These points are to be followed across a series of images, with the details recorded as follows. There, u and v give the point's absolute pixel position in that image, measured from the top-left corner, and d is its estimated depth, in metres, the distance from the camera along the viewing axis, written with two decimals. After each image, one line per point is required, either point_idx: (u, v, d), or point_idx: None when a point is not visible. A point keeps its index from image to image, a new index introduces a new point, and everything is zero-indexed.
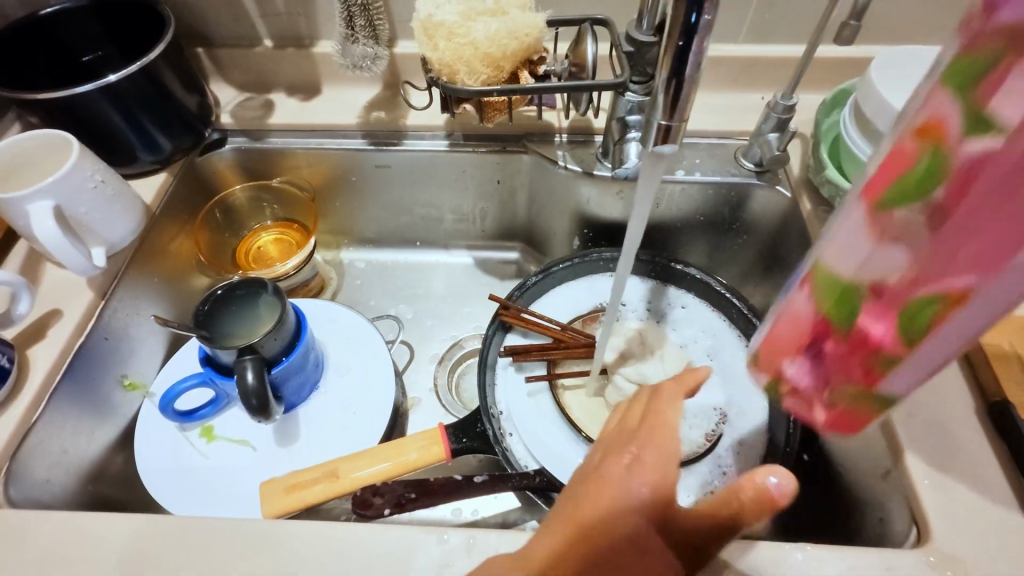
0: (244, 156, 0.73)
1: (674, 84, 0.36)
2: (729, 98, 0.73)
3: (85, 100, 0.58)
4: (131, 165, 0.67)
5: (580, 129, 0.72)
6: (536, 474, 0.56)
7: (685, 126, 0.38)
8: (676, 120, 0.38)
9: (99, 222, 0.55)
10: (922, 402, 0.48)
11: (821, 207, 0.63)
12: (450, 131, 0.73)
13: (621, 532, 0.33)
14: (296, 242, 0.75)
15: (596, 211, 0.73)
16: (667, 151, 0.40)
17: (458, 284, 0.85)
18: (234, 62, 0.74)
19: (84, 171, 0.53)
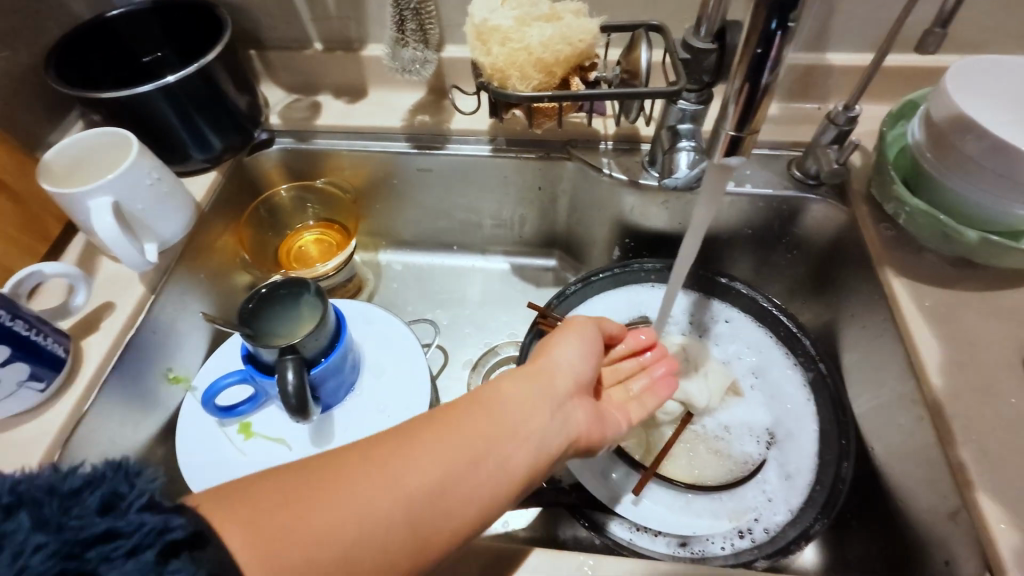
0: (290, 156, 0.74)
1: (747, 92, 0.35)
2: (783, 107, 0.71)
3: (144, 100, 0.60)
4: (183, 164, 0.68)
5: (625, 136, 0.71)
6: (573, 489, 0.58)
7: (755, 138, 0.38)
8: (745, 131, 0.37)
9: (153, 219, 0.57)
10: (998, 437, 0.45)
11: (882, 224, 0.60)
12: (493, 137, 0.72)
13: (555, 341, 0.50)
14: (336, 243, 0.76)
15: (638, 220, 0.72)
16: (734, 161, 0.39)
17: (493, 289, 0.84)
18: (284, 64, 0.75)
19: (142, 168, 0.54)
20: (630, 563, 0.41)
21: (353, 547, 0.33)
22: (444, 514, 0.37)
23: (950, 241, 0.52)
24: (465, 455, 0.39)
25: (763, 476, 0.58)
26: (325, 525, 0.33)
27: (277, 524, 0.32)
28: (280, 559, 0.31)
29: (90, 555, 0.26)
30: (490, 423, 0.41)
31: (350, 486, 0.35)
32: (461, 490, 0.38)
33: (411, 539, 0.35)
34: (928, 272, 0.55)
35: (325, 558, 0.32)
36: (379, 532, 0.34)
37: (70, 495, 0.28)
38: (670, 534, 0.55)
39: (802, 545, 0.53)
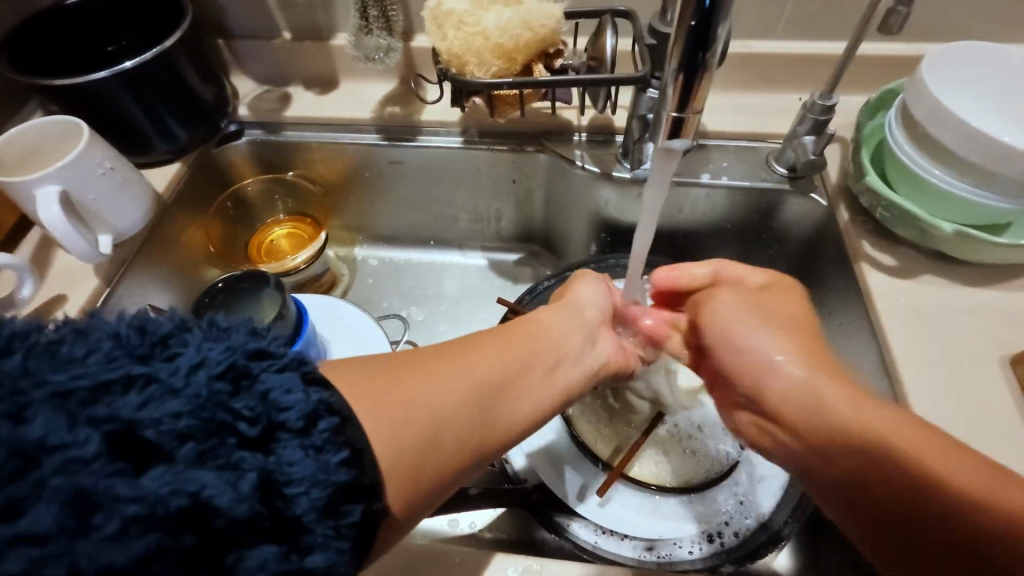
0: (259, 148, 0.73)
1: (684, 74, 0.35)
2: (763, 99, 0.69)
3: (99, 88, 0.58)
4: (146, 155, 0.67)
5: (600, 127, 0.69)
6: (537, 489, 0.56)
7: (699, 119, 0.38)
8: (689, 111, 0.37)
9: (107, 209, 0.55)
10: (970, 439, 0.43)
11: (859, 218, 0.58)
12: (465, 128, 0.71)
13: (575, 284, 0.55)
14: (307, 237, 0.75)
15: (613, 214, 0.70)
16: (677, 145, 0.38)
17: (469, 285, 0.82)
18: (253, 54, 0.74)
19: (93, 157, 0.53)
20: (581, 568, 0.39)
21: (438, 417, 0.36)
22: (505, 404, 0.40)
23: (926, 235, 0.50)
24: (522, 359, 0.43)
25: (735, 477, 0.56)
26: (419, 393, 0.36)
27: (381, 387, 0.35)
28: (385, 415, 0.33)
29: (253, 364, 0.28)
30: (542, 336, 0.46)
31: (433, 368, 0.38)
32: (519, 387, 0.41)
33: (483, 422, 0.38)
34: (905, 267, 0.53)
35: (418, 423, 0.35)
36: (461, 406, 0.37)
37: (223, 327, 0.29)
38: (637, 538, 0.53)
39: (772, 550, 0.52)
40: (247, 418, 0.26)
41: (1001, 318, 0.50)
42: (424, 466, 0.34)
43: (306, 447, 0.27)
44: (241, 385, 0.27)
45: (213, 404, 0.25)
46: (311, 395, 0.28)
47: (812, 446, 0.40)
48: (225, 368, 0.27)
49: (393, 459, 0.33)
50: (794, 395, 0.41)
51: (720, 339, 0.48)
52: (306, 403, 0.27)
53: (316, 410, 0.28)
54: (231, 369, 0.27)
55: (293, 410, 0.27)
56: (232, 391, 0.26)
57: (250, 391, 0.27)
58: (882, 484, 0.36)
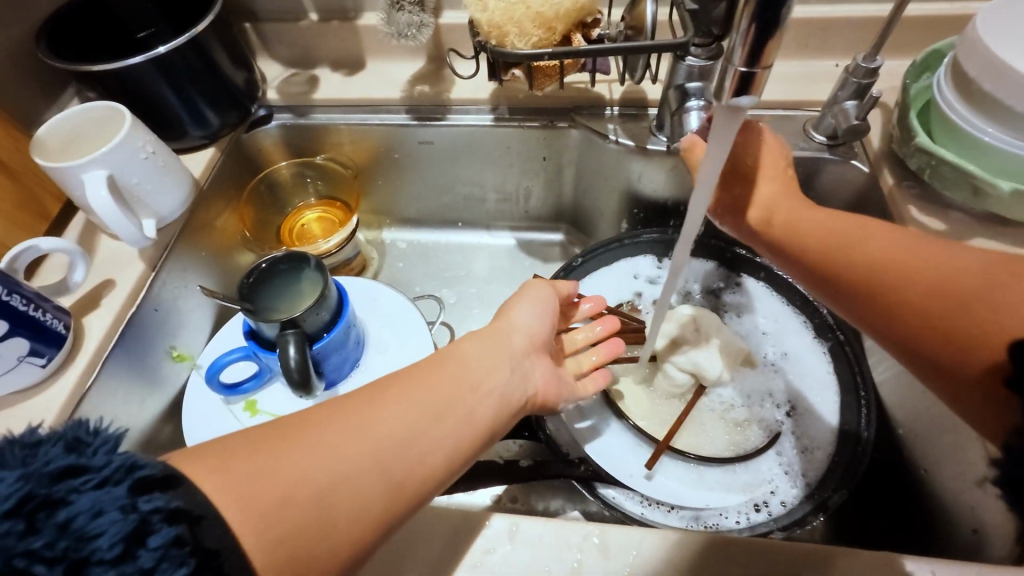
0: (289, 132, 0.73)
1: (755, 28, 0.37)
2: (798, 66, 0.67)
3: (136, 72, 0.58)
4: (179, 140, 0.67)
5: (632, 101, 0.68)
6: (582, 462, 0.54)
7: (768, 74, 0.40)
8: (759, 67, 0.39)
9: (149, 194, 0.56)
10: None
11: (905, 182, 0.56)
12: (496, 105, 0.70)
13: (507, 306, 0.50)
14: (338, 221, 0.75)
15: (646, 189, 0.70)
16: (745, 101, 0.39)
17: (499, 265, 0.82)
18: (280, 37, 0.74)
19: (135, 142, 0.53)
20: (640, 531, 0.39)
21: (322, 496, 0.32)
22: (410, 460, 0.36)
23: (980, 195, 0.49)
24: (433, 406, 0.38)
25: (782, 446, 0.56)
26: (299, 474, 0.32)
27: (246, 475, 0.31)
28: (255, 510, 0.30)
29: (56, 488, 0.26)
30: (457, 377, 0.41)
31: (319, 438, 0.34)
32: (429, 438, 0.37)
33: (386, 486, 0.34)
34: (955, 232, 0.52)
35: (300, 507, 0.31)
36: (350, 478, 0.33)
37: (31, 448, 0.27)
38: (684, 508, 0.53)
39: (817, 518, 0.50)
40: (45, 558, 0.24)
41: None
42: (313, 548, 0.31)
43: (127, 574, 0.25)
44: (39, 518, 0.25)
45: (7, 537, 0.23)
46: (131, 512, 0.26)
47: (890, 307, 0.42)
48: (21, 500, 0.24)
49: (270, 556, 0.30)
50: (872, 256, 0.43)
51: (783, 229, 0.49)
52: (123, 524, 0.25)
53: (143, 525, 0.26)
54: (32, 499, 0.25)
55: (105, 537, 0.25)
56: (24, 529, 0.24)
57: (49, 523, 0.25)
58: (958, 317, 0.38)
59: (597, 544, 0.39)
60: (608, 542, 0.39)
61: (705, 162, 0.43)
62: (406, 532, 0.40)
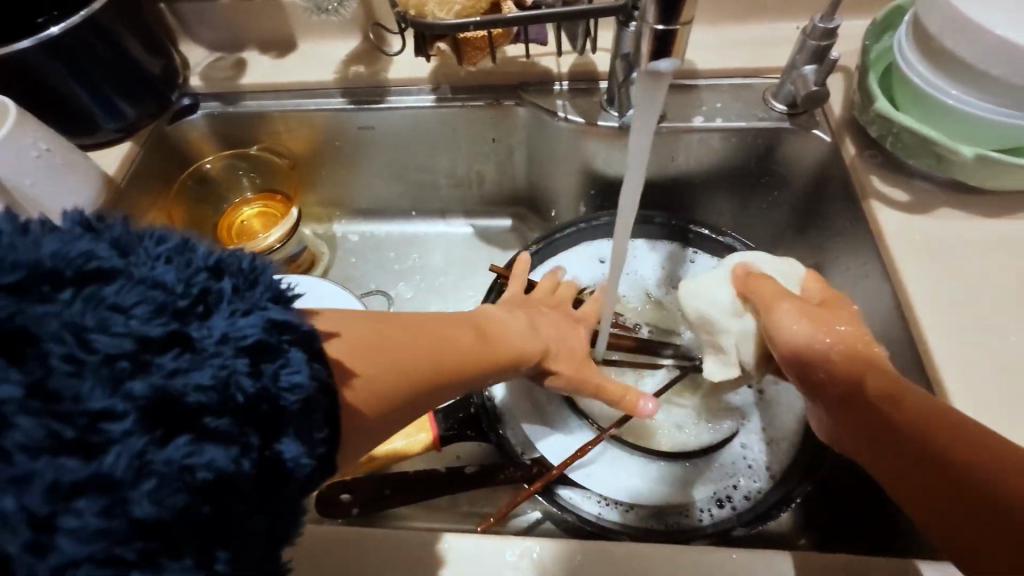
0: (217, 123, 0.68)
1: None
2: (758, 30, 0.63)
3: (26, 60, 0.53)
4: (92, 136, 0.62)
5: (582, 74, 0.64)
6: (534, 464, 0.52)
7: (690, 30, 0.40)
8: (681, 24, 0.39)
9: (50, 196, 0.51)
10: (997, 385, 0.40)
11: (867, 151, 0.53)
12: (437, 84, 0.65)
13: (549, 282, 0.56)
14: (279, 215, 0.70)
15: (602, 168, 0.66)
16: (664, 65, 0.37)
17: (456, 255, 0.77)
18: (200, 17, 0.68)
19: (25, 137, 0.49)
20: (580, 546, 0.36)
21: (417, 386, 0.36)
22: (477, 374, 0.41)
23: (942, 163, 0.45)
24: (494, 351, 0.42)
25: (747, 436, 0.53)
26: (408, 359, 0.35)
27: (375, 346, 0.34)
28: (374, 365, 0.34)
29: (218, 288, 0.25)
30: (510, 330, 0.45)
31: (429, 339, 0.38)
32: (483, 350, 0.42)
33: (449, 375, 0.38)
34: (919, 203, 0.49)
35: (389, 363, 0.35)
36: (438, 378, 0.37)
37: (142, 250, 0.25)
38: (642, 506, 0.50)
39: (784, 511, 0.49)
40: (205, 334, 0.23)
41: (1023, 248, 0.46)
42: (392, 393, 0.34)
43: (264, 377, 0.24)
44: (209, 304, 0.25)
45: (233, 384, 0.23)
46: (265, 325, 0.25)
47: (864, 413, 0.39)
48: (252, 343, 0.24)
49: (361, 387, 0.33)
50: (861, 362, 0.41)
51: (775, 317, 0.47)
52: (263, 333, 0.25)
53: (276, 345, 0.25)
54: (259, 346, 0.25)
55: (248, 334, 0.24)
56: (202, 312, 0.24)
57: (219, 313, 0.24)
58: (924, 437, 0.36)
59: (534, 560, 0.36)
60: (547, 558, 0.36)
61: (636, 134, 0.41)
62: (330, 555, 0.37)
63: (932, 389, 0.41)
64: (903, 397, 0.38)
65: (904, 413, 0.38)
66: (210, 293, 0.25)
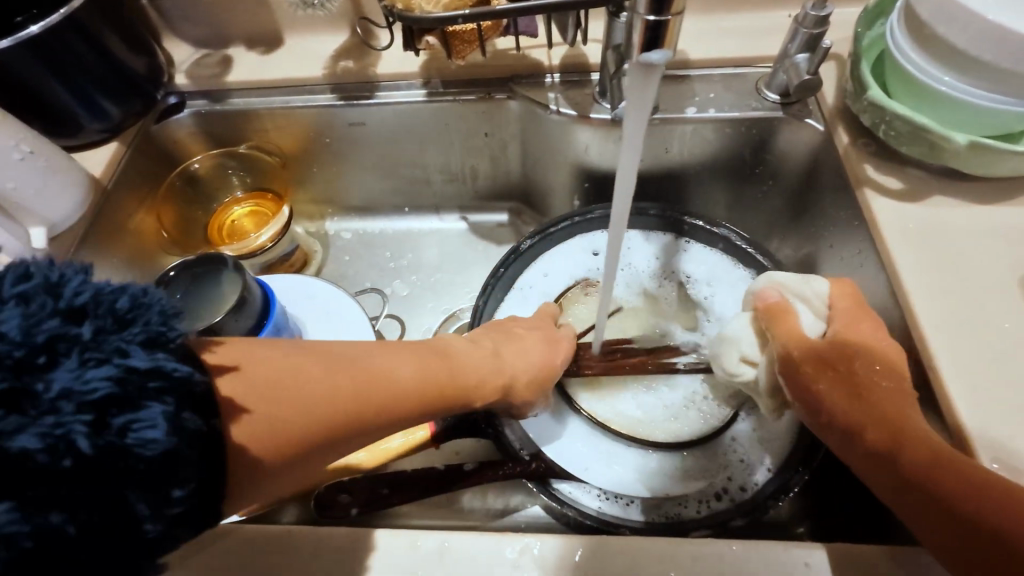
0: (205, 122, 0.67)
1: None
2: (750, 18, 0.63)
3: (5, 60, 0.51)
4: (75, 137, 0.60)
5: (574, 66, 0.63)
6: (532, 459, 0.51)
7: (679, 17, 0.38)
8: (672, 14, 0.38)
9: (34, 200, 0.50)
10: (991, 371, 0.40)
11: (860, 139, 0.53)
12: (428, 79, 0.65)
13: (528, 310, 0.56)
14: (270, 214, 0.69)
15: (596, 161, 0.65)
16: (657, 57, 0.36)
17: (450, 251, 0.77)
18: (184, 14, 0.66)
19: (5, 140, 0.48)
20: (579, 542, 0.36)
21: (331, 425, 0.34)
22: (413, 412, 0.39)
23: (934, 150, 0.45)
24: (436, 383, 0.40)
25: (741, 426, 0.53)
26: (323, 397, 0.34)
27: (286, 383, 0.33)
28: (281, 403, 0.33)
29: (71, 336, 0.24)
30: (468, 362, 0.44)
31: (353, 368, 0.36)
32: (426, 388, 0.40)
33: (373, 413, 0.36)
34: (912, 190, 0.49)
35: (297, 401, 0.33)
36: (357, 413, 0.35)
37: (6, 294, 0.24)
38: (641, 499, 0.50)
39: (781, 501, 0.49)
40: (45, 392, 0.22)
41: (1015, 234, 0.46)
42: (294, 433, 0.33)
43: (112, 434, 0.23)
44: (60, 353, 0.23)
45: (75, 442, 0.22)
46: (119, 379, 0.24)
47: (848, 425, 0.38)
48: (102, 398, 0.23)
49: (258, 428, 0.31)
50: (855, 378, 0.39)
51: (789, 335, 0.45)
52: (113, 388, 0.24)
53: (132, 397, 0.24)
54: (108, 400, 0.23)
55: (96, 390, 0.23)
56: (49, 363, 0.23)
57: (63, 366, 0.23)
58: (923, 452, 0.34)
59: (534, 556, 0.36)
60: (546, 554, 0.36)
61: (627, 128, 0.40)
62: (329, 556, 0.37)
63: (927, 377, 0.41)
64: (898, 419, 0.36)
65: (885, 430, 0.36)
66: (60, 341, 0.24)
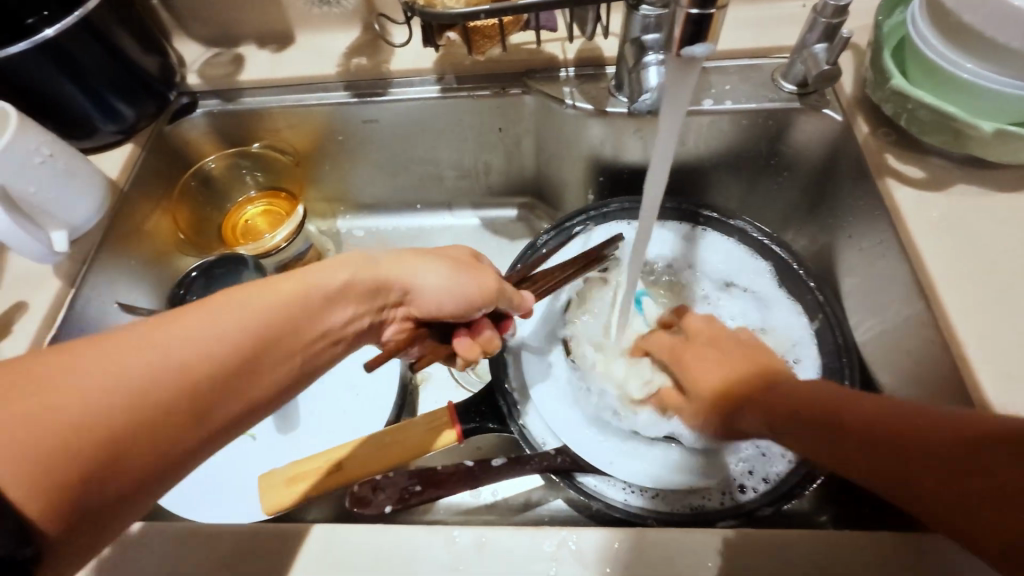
0: (218, 121, 0.66)
1: None
2: (765, 9, 0.62)
3: (23, 64, 0.51)
4: (91, 139, 0.60)
5: (588, 60, 0.63)
6: (559, 453, 0.51)
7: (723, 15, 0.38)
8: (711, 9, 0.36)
9: (55, 203, 0.51)
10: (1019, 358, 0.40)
11: (880, 129, 0.53)
12: (442, 74, 0.64)
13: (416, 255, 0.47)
14: (285, 213, 0.69)
15: (611, 154, 0.65)
16: (700, 52, 0.37)
17: (464, 247, 0.77)
18: (195, 13, 0.66)
19: (27, 145, 0.48)
20: (617, 535, 0.37)
21: (157, 413, 0.29)
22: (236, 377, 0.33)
23: (959, 138, 0.45)
24: (272, 316, 0.34)
25: None
26: (95, 399, 0.27)
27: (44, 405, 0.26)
28: (43, 427, 0.26)
29: None
30: (298, 294, 0.36)
31: (127, 352, 0.29)
32: (247, 346, 0.33)
33: (175, 392, 0.30)
34: (934, 180, 0.49)
35: (70, 418, 0.27)
36: (155, 404, 0.29)
37: None
38: (669, 491, 0.50)
39: (807, 489, 0.49)
40: None
41: None
42: (81, 457, 0.27)
43: None
44: None
45: None
46: None
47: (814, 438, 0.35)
48: None
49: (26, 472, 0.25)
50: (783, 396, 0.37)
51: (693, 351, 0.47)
52: None
53: None
54: None
55: None
56: None
57: None
58: (889, 431, 0.32)
59: (572, 550, 0.36)
60: (584, 547, 0.36)
61: (661, 124, 0.41)
62: (365, 553, 0.37)
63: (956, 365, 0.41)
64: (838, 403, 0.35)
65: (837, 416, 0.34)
66: None
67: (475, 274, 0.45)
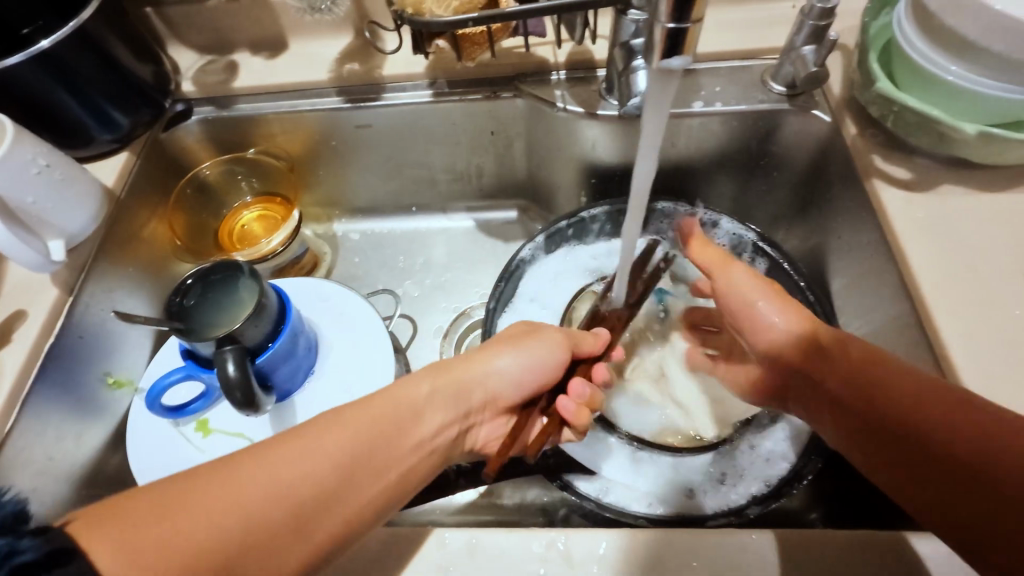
0: (212, 128, 0.67)
1: None
2: (753, 10, 0.63)
3: (19, 75, 0.52)
4: (87, 147, 0.61)
5: (579, 63, 0.63)
6: (552, 454, 0.53)
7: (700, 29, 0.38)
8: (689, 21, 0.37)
9: (52, 213, 0.51)
10: (1003, 359, 0.41)
11: (868, 130, 0.53)
12: (434, 79, 0.65)
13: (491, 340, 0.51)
14: (280, 217, 0.70)
15: (603, 156, 0.65)
16: (677, 63, 0.37)
17: (459, 249, 0.77)
18: (189, 21, 0.67)
19: (23, 155, 0.48)
20: (606, 537, 0.37)
21: (272, 540, 0.33)
22: (349, 502, 0.36)
23: (944, 141, 0.46)
24: (370, 437, 0.39)
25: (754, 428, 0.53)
26: (227, 531, 0.32)
27: (183, 540, 0.30)
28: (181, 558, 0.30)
29: None
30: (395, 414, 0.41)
31: (256, 484, 0.34)
32: (355, 472, 0.37)
33: (295, 520, 0.34)
34: (920, 181, 0.50)
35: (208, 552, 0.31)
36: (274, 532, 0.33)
37: None
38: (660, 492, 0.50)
39: (797, 488, 0.48)
40: None
41: None
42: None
43: None
44: None
45: None
46: None
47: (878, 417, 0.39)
48: None
49: None
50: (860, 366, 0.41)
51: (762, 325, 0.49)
52: None
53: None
54: None
55: None
56: None
57: None
58: (929, 434, 0.36)
59: (561, 551, 0.37)
60: (573, 548, 0.37)
61: (645, 130, 0.41)
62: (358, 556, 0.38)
63: (941, 366, 0.42)
64: (904, 398, 0.38)
65: (908, 411, 0.37)
66: None
67: (543, 338, 0.49)
